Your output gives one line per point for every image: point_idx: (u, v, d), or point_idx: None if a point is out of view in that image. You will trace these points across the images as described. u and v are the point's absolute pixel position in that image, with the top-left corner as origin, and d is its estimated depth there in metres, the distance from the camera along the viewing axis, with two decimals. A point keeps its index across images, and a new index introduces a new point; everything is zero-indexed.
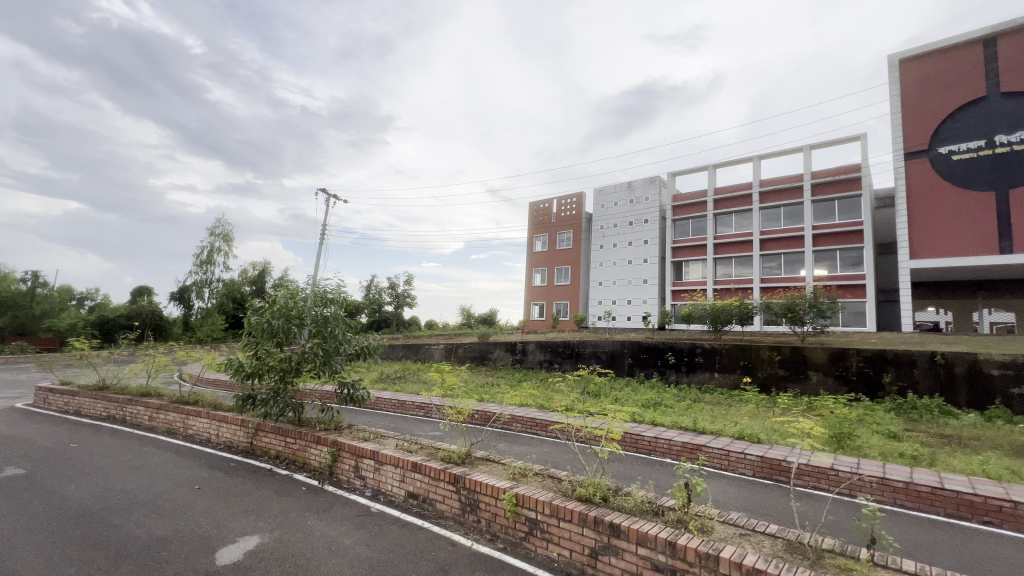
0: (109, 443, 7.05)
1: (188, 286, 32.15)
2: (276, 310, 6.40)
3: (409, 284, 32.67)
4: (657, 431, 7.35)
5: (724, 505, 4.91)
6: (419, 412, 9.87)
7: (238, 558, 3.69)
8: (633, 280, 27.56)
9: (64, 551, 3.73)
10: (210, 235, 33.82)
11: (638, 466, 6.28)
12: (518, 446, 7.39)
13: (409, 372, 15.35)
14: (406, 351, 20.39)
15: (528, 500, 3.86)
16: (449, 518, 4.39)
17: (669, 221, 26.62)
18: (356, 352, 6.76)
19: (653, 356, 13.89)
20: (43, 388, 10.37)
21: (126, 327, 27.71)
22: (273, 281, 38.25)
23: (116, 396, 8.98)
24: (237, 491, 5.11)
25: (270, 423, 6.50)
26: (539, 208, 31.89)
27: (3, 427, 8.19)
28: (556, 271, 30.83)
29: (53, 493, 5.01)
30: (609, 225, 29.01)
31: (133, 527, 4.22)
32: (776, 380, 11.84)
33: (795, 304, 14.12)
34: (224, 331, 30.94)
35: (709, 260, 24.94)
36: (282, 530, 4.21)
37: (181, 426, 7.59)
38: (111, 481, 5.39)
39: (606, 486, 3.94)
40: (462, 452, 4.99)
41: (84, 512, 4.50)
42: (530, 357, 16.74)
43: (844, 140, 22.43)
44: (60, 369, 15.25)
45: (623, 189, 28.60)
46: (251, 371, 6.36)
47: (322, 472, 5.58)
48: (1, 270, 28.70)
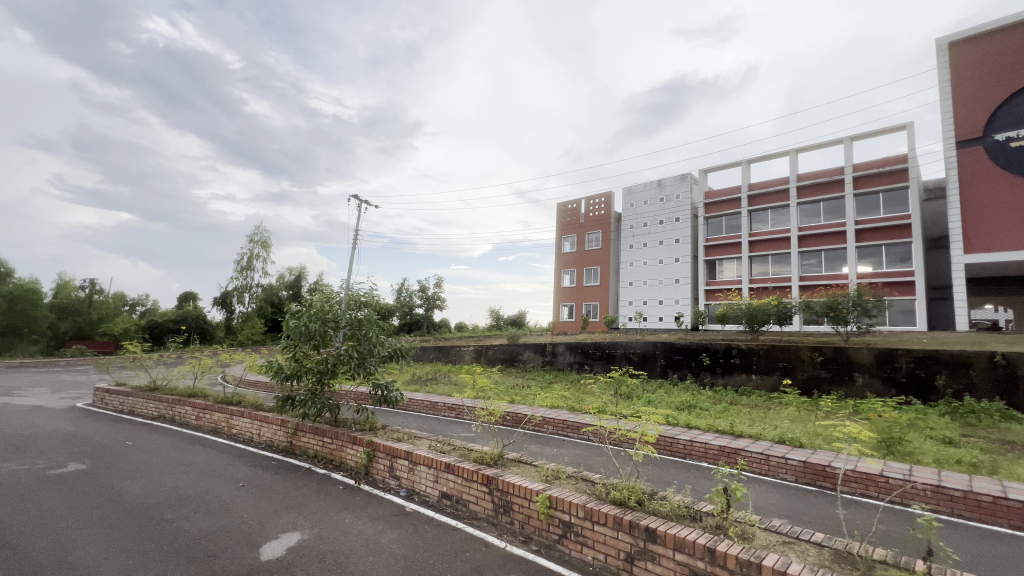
0: (161, 442, 7.44)
1: (229, 291, 33.57)
2: (313, 313, 6.61)
3: (439, 286, 33.11)
4: (692, 433, 7.21)
5: (765, 511, 4.75)
6: (452, 413, 9.98)
7: (280, 554, 3.82)
8: (664, 280, 27.05)
9: (122, 543, 3.96)
10: (249, 242, 35.16)
11: (673, 470, 6.16)
12: (550, 448, 7.37)
13: (440, 374, 15.53)
14: (437, 353, 20.65)
15: (562, 503, 3.83)
16: (483, 519, 4.42)
17: (701, 219, 26.02)
18: (389, 354, 6.87)
19: (687, 357, 13.58)
20: (101, 388, 11.05)
21: (174, 331, 29.20)
22: (308, 286, 39.39)
23: (166, 397, 9.46)
24: (278, 489, 5.29)
25: (308, 423, 6.71)
26: (567, 208, 31.66)
27: (65, 425, 8.76)
28: (585, 271, 30.56)
29: (111, 487, 5.31)
30: (638, 224, 28.53)
31: (184, 522, 4.42)
32: (818, 382, 11.38)
33: (837, 302, 13.53)
34: (263, 334, 32.15)
35: (744, 258, 24.26)
36: (322, 527, 4.34)
37: (225, 426, 7.94)
38: (163, 477, 5.69)
39: (641, 490, 3.88)
40: (494, 453, 5.02)
41: (140, 507, 4.76)
42: (560, 359, 16.66)
43: (888, 130, 21.35)
44: (116, 371, 16.20)
45: (652, 187, 28.08)
46: (289, 372, 6.57)
47: (358, 471, 5.71)
48: (63, 278, 30.79)
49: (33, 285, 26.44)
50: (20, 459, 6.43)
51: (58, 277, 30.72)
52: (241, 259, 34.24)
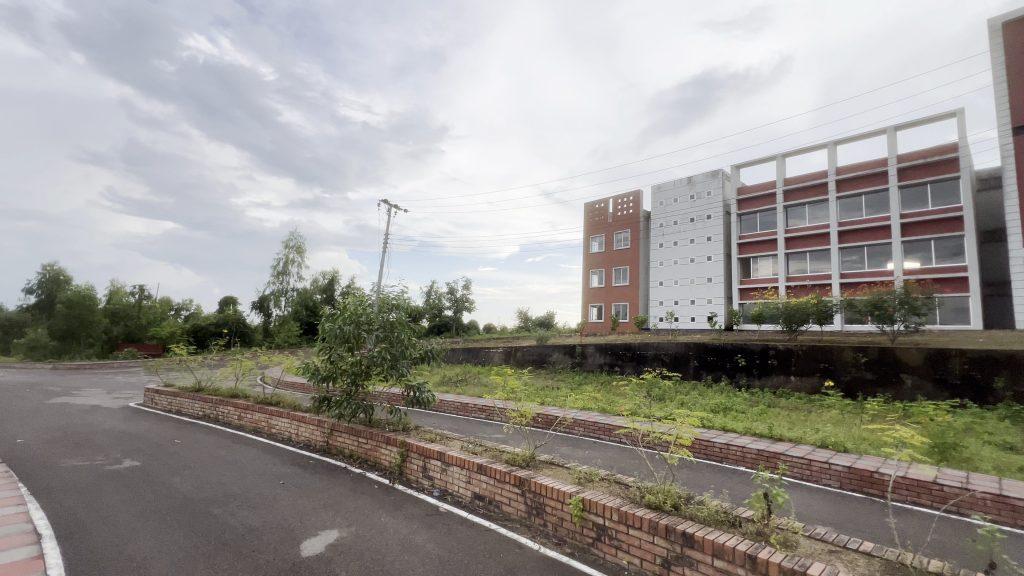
0: (205, 440, 7.78)
1: (267, 295, 34.77)
2: (348, 316, 6.77)
3: (467, 288, 33.37)
4: (728, 437, 7.02)
5: (808, 518, 4.58)
6: (482, 415, 10.04)
7: (320, 551, 3.93)
8: (696, 280, 26.45)
9: (174, 537, 4.16)
10: (285, 248, 36.35)
11: (709, 474, 6.02)
12: (581, 450, 7.32)
13: (470, 375, 15.69)
14: (467, 355, 20.79)
15: (596, 506, 3.80)
16: (516, 520, 4.42)
17: (734, 216, 25.32)
18: (420, 356, 6.98)
19: (721, 358, 13.22)
20: (151, 389, 11.65)
21: (216, 335, 30.49)
22: (341, 289, 40.35)
23: (211, 397, 9.89)
24: (316, 487, 5.45)
25: (344, 423, 6.89)
26: (594, 208, 31.25)
27: (119, 424, 9.27)
28: (614, 272, 30.05)
29: (162, 483, 5.61)
30: (668, 222, 27.96)
31: (229, 517, 4.61)
32: (862, 384, 10.89)
33: (882, 300, 12.92)
34: (299, 337, 33.16)
35: (780, 255, 23.49)
36: (359, 525, 4.44)
37: (265, 425, 8.24)
38: (210, 474, 5.96)
39: (677, 494, 3.80)
40: (526, 455, 5.02)
41: (189, 502, 5.00)
42: (590, 360, 16.52)
43: (936, 118, 20.24)
44: (164, 372, 17.03)
45: (682, 185, 27.49)
46: (325, 374, 6.75)
47: (392, 471, 5.82)
48: (115, 285, 32.60)
49: (88, 292, 28.14)
50: (81, 455, 6.85)
51: (111, 284, 32.61)
52: (277, 264, 35.45)
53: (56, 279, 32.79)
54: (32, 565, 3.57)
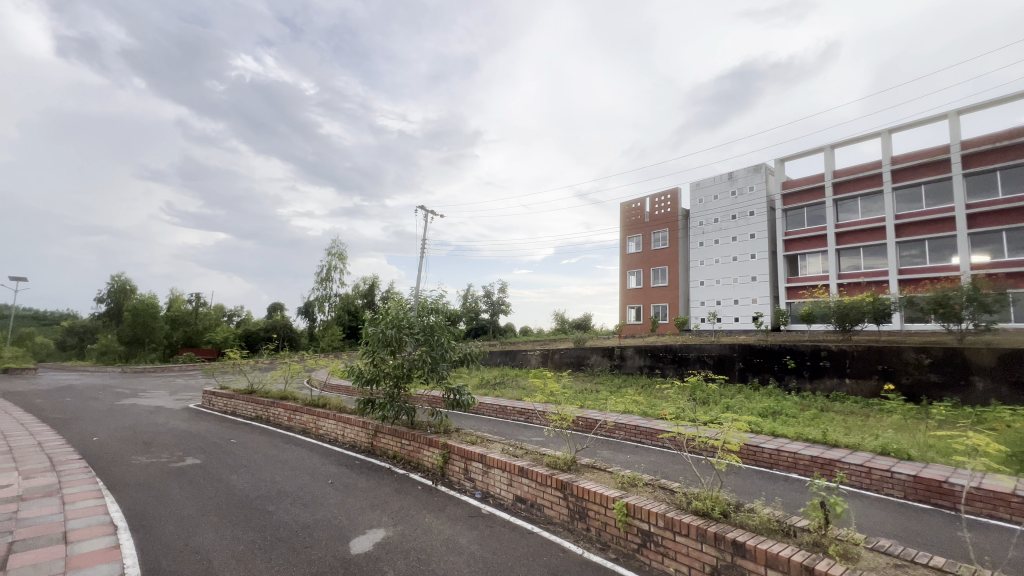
0: (259, 440, 8.19)
1: (311, 301, 36.13)
2: (389, 320, 6.97)
3: (503, 291, 33.51)
4: (778, 442, 6.75)
5: (870, 529, 4.32)
6: (521, 418, 10.06)
7: (368, 549, 4.05)
8: (740, 278, 25.54)
9: (233, 531, 4.40)
10: (328, 255, 37.66)
11: (759, 481, 5.79)
12: (623, 454, 7.21)
13: (508, 378, 15.78)
14: (504, 357, 20.87)
15: (640, 511, 3.74)
16: (559, 524, 4.40)
17: (779, 211, 24.30)
18: (459, 359, 7.08)
19: (768, 360, 12.70)
20: (208, 391, 12.33)
21: (266, 339, 31.96)
22: (380, 294, 41.39)
23: (262, 399, 10.38)
24: (362, 487, 5.62)
25: (388, 425, 7.07)
26: (630, 208, 30.66)
27: (181, 424, 9.88)
28: (652, 271, 29.43)
29: (222, 480, 5.95)
30: (708, 220, 27.11)
31: (283, 514, 4.84)
32: (927, 387, 10.18)
33: (947, 297, 12.05)
34: (342, 341, 34.29)
35: (831, 252, 22.38)
36: (404, 525, 4.55)
37: (313, 426, 8.57)
38: (263, 473, 6.26)
39: (725, 501, 3.69)
40: (567, 458, 4.99)
41: (246, 499, 5.28)
42: (629, 362, 16.24)
43: (1004, 100, 18.74)
44: (220, 375, 18.02)
45: (722, 180, 26.56)
46: (369, 377, 6.95)
47: (435, 472, 5.92)
48: (174, 294, 34.74)
49: (151, 301, 30.14)
50: (149, 453, 7.35)
51: (171, 292, 34.79)
52: (321, 271, 36.78)
53: (123, 289, 35.29)
54: (110, 554, 3.87)
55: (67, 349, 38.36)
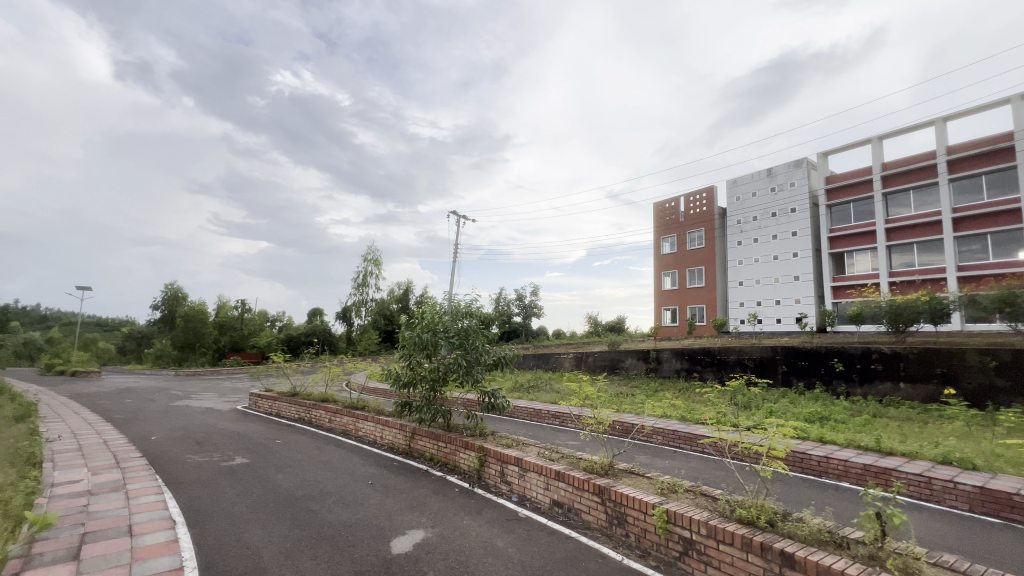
0: (303, 441, 8.50)
1: (349, 306, 37.15)
2: (425, 324, 7.13)
3: (536, 294, 33.45)
4: (827, 449, 6.46)
5: (931, 543, 4.07)
6: (556, 421, 10.02)
7: (408, 549, 4.13)
8: (781, 277, 24.56)
9: (280, 528, 4.58)
10: (364, 261, 38.63)
11: (807, 489, 5.55)
12: (661, 459, 7.06)
13: (542, 382, 15.71)
14: (538, 361, 20.82)
15: (681, 517, 3.66)
16: (596, 529, 4.36)
17: (823, 208, 23.26)
18: (494, 362, 7.11)
19: (814, 363, 12.16)
20: (255, 394, 12.88)
21: (307, 343, 33.12)
22: (414, 298, 42.10)
23: (305, 402, 10.73)
24: (401, 489, 5.73)
25: (424, 428, 7.21)
26: (664, 207, 30.00)
27: (231, 425, 10.36)
28: (687, 272, 28.68)
29: (269, 479, 6.20)
30: (746, 219, 26.24)
31: (327, 513, 4.99)
32: (993, 392, 9.49)
33: (1013, 295, 11.23)
34: (378, 344, 35.10)
35: (881, 248, 21.25)
36: (443, 526, 4.62)
37: (353, 428, 8.82)
38: (307, 473, 6.49)
39: (771, 509, 3.56)
40: (604, 463, 4.93)
41: (292, 497, 5.49)
42: (665, 366, 15.87)
43: None
44: (265, 378, 18.80)
45: (761, 177, 25.65)
46: (406, 380, 7.12)
47: (471, 475, 5.97)
48: (222, 300, 36.48)
49: (201, 307, 31.75)
50: (202, 452, 7.75)
51: (219, 299, 36.54)
52: (357, 277, 37.78)
53: (175, 296, 37.37)
54: (170, 547, 4.11)
55: (126, 353, 40.96)
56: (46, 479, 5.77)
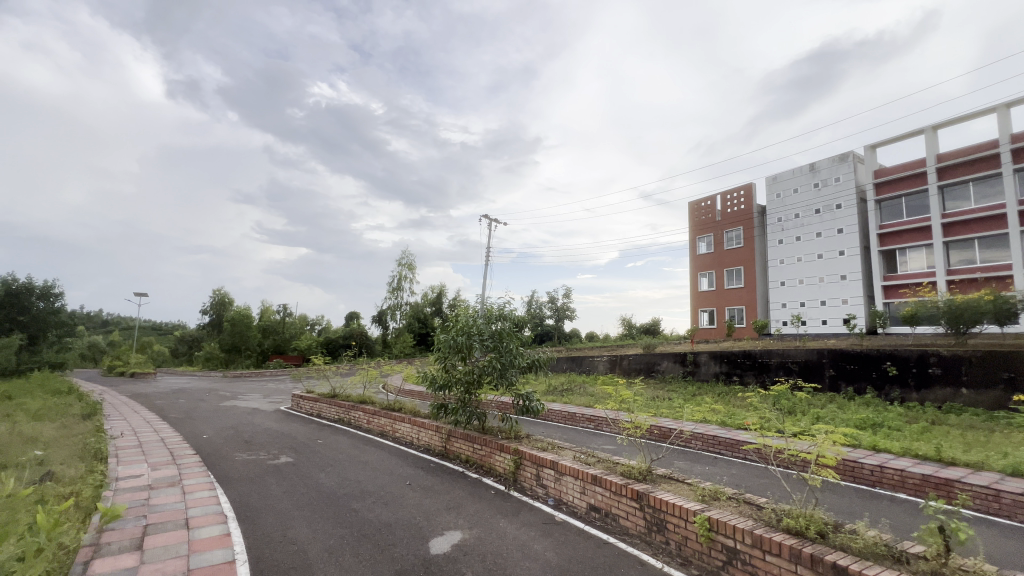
0: (342, 442, 8.75)
1: (384, 309, 37.97)
2: (460, 328, 7.22)
3: (568, 296, 33.22)
4: (881, 458, 6.12)
5: (1002, 562, 3.78)
6: (591, 425, 9.93)
7: (446, 550, 4.18)
8: (827, 277, 23.46)
9: (324, 526, 4.73)
10: (398, 265, 39.40)
11: (860, 500, 5.28)
12: (701, 465, 6.87)
13: (576, 385, 15.56)
14: (571, 363, 20.65)
15: (724, 526, 3.56)
16: (635, 536, 4.29)
17: (872, 203, 22.10)
18: (528, 365, 7.10)
19: (864, 367, 11.54)
20: (297, 395, 13.34)
21: (345, 346, 34.08)
22: (447, 301, 42.57)
23: (344, 403, 11.02)
24: (438, 490, 5.81)
25: (460, 430, 7.27)
26: (699, 206, 29.21)
27: (275, 425, 10.77)
28: (725, 272, 27.78)
29: (311, 478, 6.43)
30: (788, 216, 25.23)
31: (367, 512, 5.12)
32: None
33: None
34: (412, 347, 35.72)
35: (937, 245, 20.01)
36: (479, 528, 4.65)
37: (390, 429, 9.01)
38: (347, 472, 6.69)
39: (822, 520, 3.40)
40: (642, 468, 4.84)
41: (334, 496, 5.66)
42: (703, 369, 15.41)
43: None
44: (306, 379, 19.46)
45: (803, 172, 24.61)
46: (442, 383, 7.21)
47: (507, 478, 5.98)
48: (265, 305, 38.03)
49: (246, 312, 33.22)
50: (249, 450, 8.11)
51: (262, 304, 38.09)
52: (392, 281, 38.56)
53: (222, 301, 39.23)
54: (224, 541, 4.31)
55: (179, 355, 43.32)
56: (111, 473, 6.18)
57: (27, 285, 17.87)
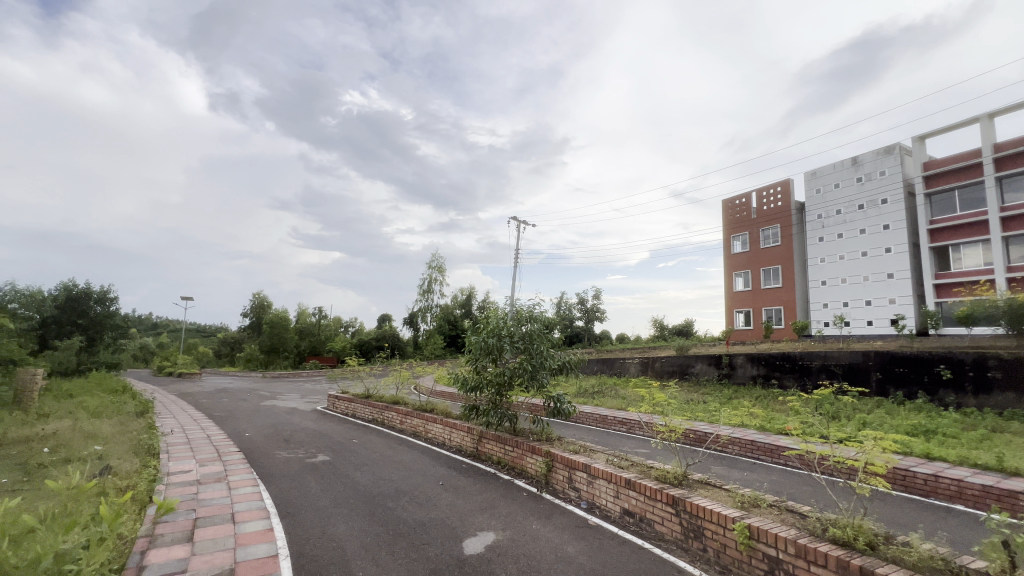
0: (377, 441, 8.94)
1: (415, 311, 38.57)
2: (490, 330, 7.25)
3: (598, 298, 32.88)
4: (935, 466, 5.79)
5: None
6: (623, 428, 9.81)
7: (480, 551, 4.20)
8: (873, 275, 22.35)
9: (360, 523, 4.85)
10: (429, 268, 39.94)
11: (913, 511, 5.00)
12: (738, 471, 6.67)
13: (608, 387, 15.39)
14: (602, 366, 20.42)
15: (765, 534, 3.44)
16: (670, 541, 4.20)
17: (921, 197, 20.95)
18: (559, 367, 7.07)
19: (914, 370, 10.93)
20: (333, 396, 13.72)
21: (377, 348, 34.82)
22: (477, 303, 42.82)
23: (378, 404, 11.26)
24: (470, 491, 5.86)
25: (491, 431, 7.31)
26: (733, 204, 28.38)
27: (312, 424, 11.12)
28: (762, 271, 26.87)
29: (348, 476, 6.60)
30: (828, 212, 24.21)
31: (402, 511, 5.21)
32: None
33: None
34: (443, 349, 36.14)
35: (995, 240, 18.79)
36: (513, 530, 4.65)
37: (422, 429, 9.15)
38: (382, 471, 6.85)
39: (871, 531, 3.25)
40: (677, 472, 4.73)
41: (370, 494, 5.80)
42: (739, 372, 14.96)
43: None
44: (341, 380, 19.99)
45: (844, 166, 23.54)
46: (472, 384, 7.26)
47: (539, 480, 5.97)
48: (302, 308, 39.26)
49: (284, 315, 34.39)
50: (289, 448, 8.39)
51: (299, 307, 39.35)
52: (423, 283, 39.12)
53: (262, 305, 40.79)
54: (267, 535, 4.48)
55: (222, 356, 45.23)
56: (163, 468, 6.52)
57: (85, 290, 19.03)
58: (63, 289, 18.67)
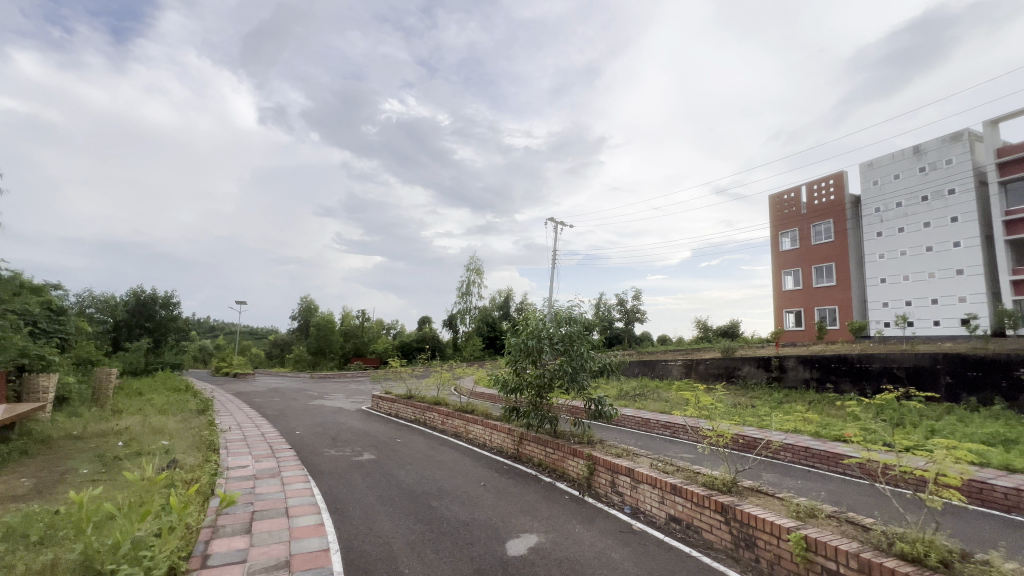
0: (420, 441, 9.12)
1: (454, 313, 39.11)
2: (530, 331, 7.24)
3: (637, 298, 32.23)
4: (1018, 479, 5.31)
5: None
6: (667, 432, 9.57)
7: (523, 553, 4.20)
8: (939, 271, 20.78)
9: (405, 521, 4.96)
10: (467, 270, 40.40)
11: (993, 528, 4.60)
12: (792, 479, 6.36)
13: (650, 390, 15.07)
14: (643, 368, 20.01)
15: (824, 546, 3.26)
16: (720, 550, 4.06)
17: (994, 186, 19.31)
18: (599, 369, 6.97)
19: (990, 374, 10.09)
20: (377, 396, 14.12)
21: (418, 350, 35.57)
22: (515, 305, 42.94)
23: (420, 404, 11.51)
24: (512, 492, 5.88)
25: (532, 433, 7.30)
26: (781, 199, 27.15)
27: (358, 423, 11.50)
28: (814, 269, 25.54)
29: (392, 474, 6.77)
30: (887, 205, 22.72)
31: (445, 510, 5.30)
32: None
33: None
34: (481, 351, 36.47)
35: None
36: (555, 533, 4.62)
37: (463, 430, 9.27)
38: (425, 471, 6.99)
39: (944, 547, 3.02)
40: (726, 479, 4.56)
41: (414, 493, 5.93)
42: (790, 375, 14.30)
43: None
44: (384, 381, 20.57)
45: (904, 155, 22.04)
46: (513, 386, 7.28)
47: (581, 483, 5.91)
48: (346, 311, 40.64)
49: (329, 318, 35.69)
50: (337, 447, 8.70)
51: (344, 310, 40.75)
52: (461, 286, 39.60)
53: (309, 308, 42.55)
54: (318, 530, 4.66)
55: (273, 358, 47.46)
56: (223, 463, 6.90)
57: (150, 297, 20.32)
58: (132, 295, 20.20)
